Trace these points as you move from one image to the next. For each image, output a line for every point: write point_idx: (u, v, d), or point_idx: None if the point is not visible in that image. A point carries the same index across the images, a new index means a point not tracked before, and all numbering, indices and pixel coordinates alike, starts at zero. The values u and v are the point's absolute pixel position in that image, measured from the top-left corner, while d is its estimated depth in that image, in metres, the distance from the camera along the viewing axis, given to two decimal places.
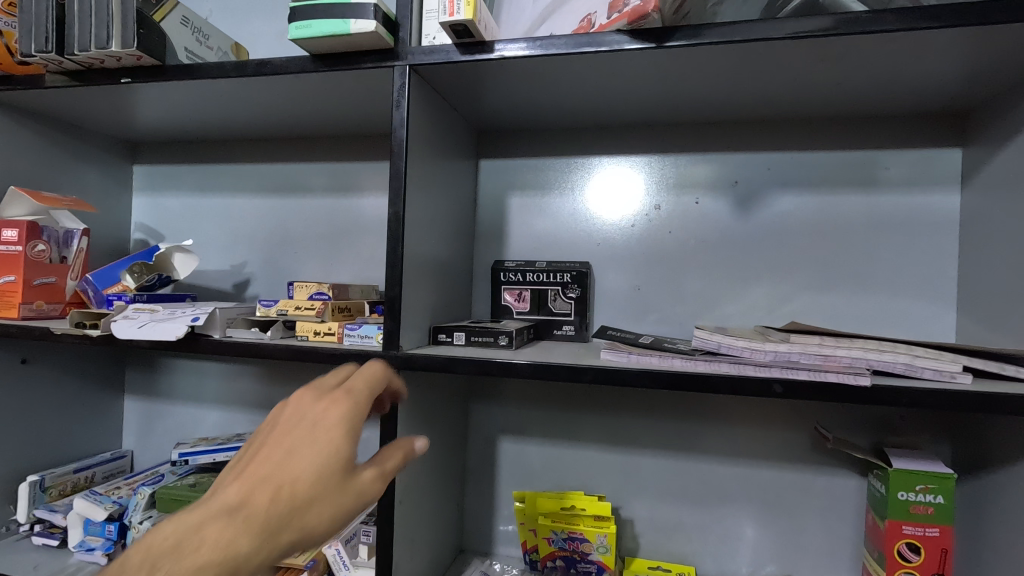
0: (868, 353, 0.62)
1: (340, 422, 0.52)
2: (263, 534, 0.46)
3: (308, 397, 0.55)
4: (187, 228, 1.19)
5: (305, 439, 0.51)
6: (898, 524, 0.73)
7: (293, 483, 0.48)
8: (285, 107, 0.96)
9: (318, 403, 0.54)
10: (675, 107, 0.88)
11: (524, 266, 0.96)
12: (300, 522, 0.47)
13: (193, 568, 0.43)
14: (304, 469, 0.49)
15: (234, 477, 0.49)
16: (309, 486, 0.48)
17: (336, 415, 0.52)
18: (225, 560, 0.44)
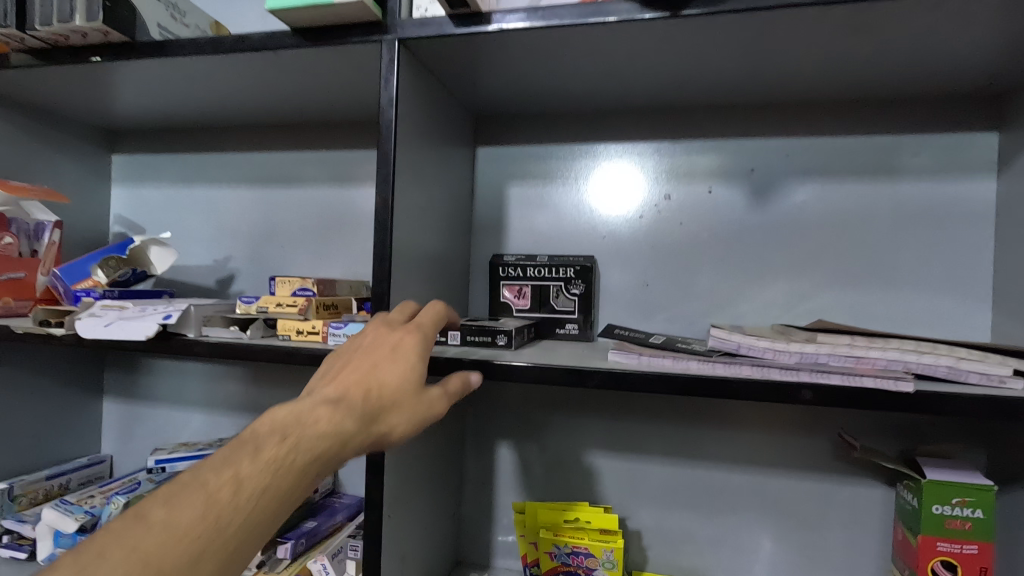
0: (905, 355, 0.57)
1: (417, 346, 0.56)
2: (359, 426, 0.49)
3: (382, 319, 0.60)
4: (168, 220, 1.13)
5: (389, 349, 0.55)
6: (933, 540, 0.67)
7: (385, 380, 0.52)
8: (269, 90, 0.90)
9: (393, 331, 0.57)
10: (686, 89, 0.82)
11: (524, 261, 0.90)
12: (386, 423, 0.51)
13: (312, 440, 0.46)
14: (390, 377, 0.52)
15: (329, 375, 0.52)
16: (396, 395, 0.52)
17: (413, 340, 0.56)
18: (335, 436, 0.47)
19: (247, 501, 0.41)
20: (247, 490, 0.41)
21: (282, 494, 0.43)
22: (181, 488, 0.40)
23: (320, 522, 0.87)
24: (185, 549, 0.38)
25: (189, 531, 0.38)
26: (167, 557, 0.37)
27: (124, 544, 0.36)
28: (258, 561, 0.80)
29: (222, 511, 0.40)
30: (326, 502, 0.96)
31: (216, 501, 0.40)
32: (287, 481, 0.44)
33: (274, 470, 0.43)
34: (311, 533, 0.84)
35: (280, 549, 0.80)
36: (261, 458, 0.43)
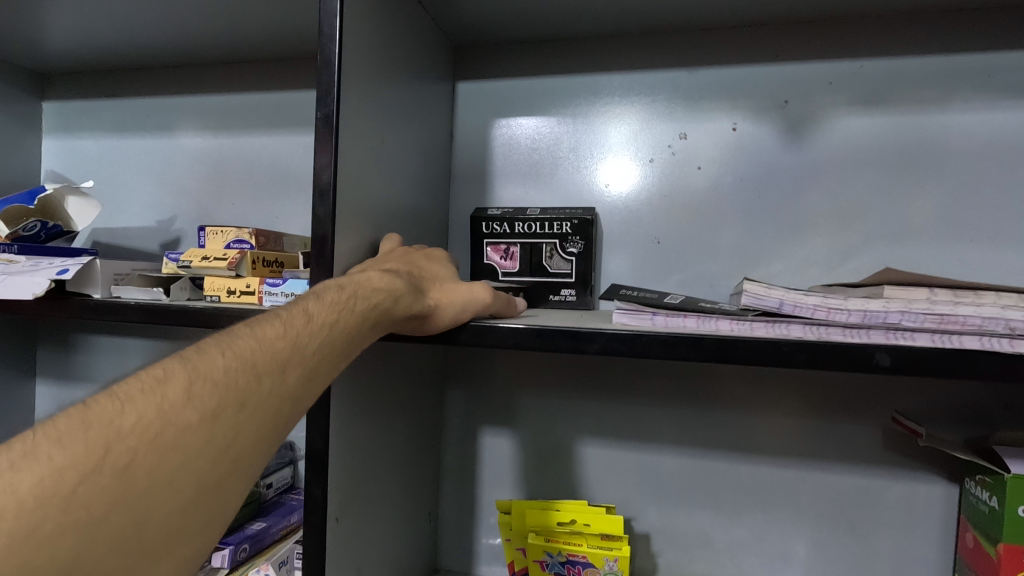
0: (1006, 310, 0.42)
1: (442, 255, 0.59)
2: (410, 290, 0.49)
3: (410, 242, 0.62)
4: (107, 176, 0.98)
5: (423, 255, 0.57)
6: (1018, 550, 0.53)
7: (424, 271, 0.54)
8: (207, 9, 0.75)
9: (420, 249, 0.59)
10: (707, 0, 0.67)
11: (511, 214, 0.74)
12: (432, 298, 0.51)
13: (371, 293, 0.45)
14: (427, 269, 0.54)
15: (371, 263, 0.53)
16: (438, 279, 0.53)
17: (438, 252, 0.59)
18: (392, 294, 0.47)
19: (321, 331, 0.40)
20: (320, 321, 0.40)
21: (350, 335, 0.43)
22: (263, 315, 0.39)
23: (269, 523, 0.73)
24: (273, 355, 0.36)
25: (274, 343, 0.37)
26: (259, 358, 0.35)
27: (220, 345, 0.35)
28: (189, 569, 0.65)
29: (301, 332, 0.39)
30: (282, 498, 0.82)
31: (294, 324, 0.39)
32: (355, 321, 0.43)
33: (340, 309, 0.42)
34: (256, 536, 0.70)
35: (216, 556, 0.66)
36: (329, 299, 0.43)
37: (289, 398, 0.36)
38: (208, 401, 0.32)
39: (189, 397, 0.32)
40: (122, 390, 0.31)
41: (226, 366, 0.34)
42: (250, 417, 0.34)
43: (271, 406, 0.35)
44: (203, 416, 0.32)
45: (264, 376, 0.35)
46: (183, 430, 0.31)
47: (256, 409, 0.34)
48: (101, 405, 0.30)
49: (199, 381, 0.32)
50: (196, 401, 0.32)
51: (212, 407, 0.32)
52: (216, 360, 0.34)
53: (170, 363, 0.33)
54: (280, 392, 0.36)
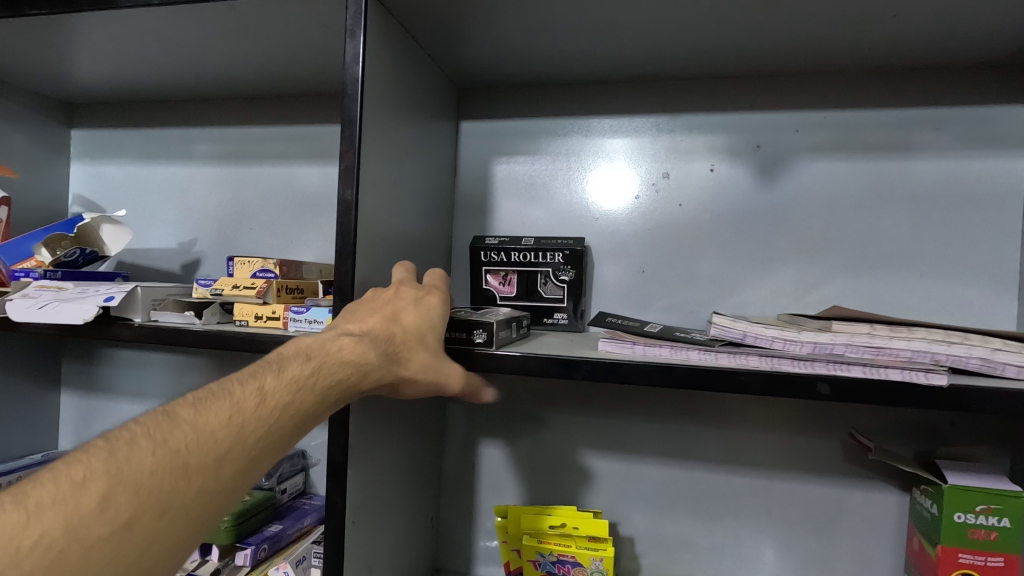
0: (933, 345, 0.50)
1: (435, 307, 0.57)
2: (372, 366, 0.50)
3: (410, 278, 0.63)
4: (132, 201, 1.05)
5: (413, 303, 0.57)
6: (953, 551, 0.61)
7: (405, 329, 0.54)
8: (234, 54, 0.82)
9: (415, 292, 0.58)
10: (687, 55, 0.75)
11: (507, 245, 0.81)
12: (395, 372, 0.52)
13: (329, 372, 0.47)
14: (405, 332, 0.54)
15: (354, 314, 0.54)
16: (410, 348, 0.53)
17: (434, 303, 0.58)
18: (353, 369, 0.49)
19: (267, 418, 0.41)
20: (267, 407, 0.42)
21: (299, 416, 0.44)
22: (213, 394, 0.41)
23: (285, 526, 0.80)
24: (207, 450, 0.37)
25: (212, 435, 0.38)
26: (191, 454, 0.37)
27: (153, 439, 0.36)
28: (214, 568, 0.72)
29: (244, 419, 0.40)
30: (295, 503, 0.89)
31: (240, 411, 0.40)
32: (307, 404, 0.45)
33: (293, 392, 0.44)
34: (274, 537, 0.77)
35: (239, 555, 0.73)
36: (284, 379, 0.44)
37: (220, 492, 0.37)
38: (127, 507, 0.33)
39: (105, 504, 0.33)
40: (40, 496, 0.32)
41: (151, 468, 0.35)
42: (172, 519, 0.35)
43: (198, 506, 0.36)
44: (120, 525, 0.33)
45: (193, 476, 0.36)
46: (93, 542, 0.32)
47: (179, 511, 0.35)
48: (15, 512, 0.31)
49: (120, 486, 0.34)
50: (111, 509, 0.33)
51: (130, 515, 0.33)
52: (144, 461, 0.35)
53: (96, 464, 0.34)
54: (210, 489, 0.37)
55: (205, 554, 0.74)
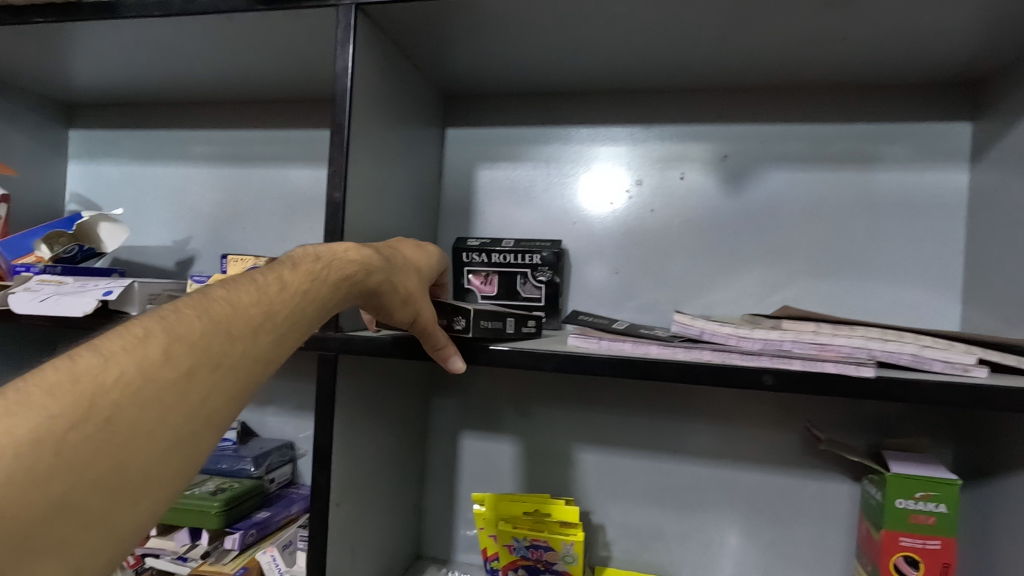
0: (870, 342, 0.54)
1: (426, 252, 0.66)
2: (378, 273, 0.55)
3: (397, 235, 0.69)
4: (127, 200, 1.08)
5: (403, 246, 0.63)
6: (895, 535, 0.66)
7: (401, 260, 0.60)
8: (230, 61, 0.86)
9: (407, 241, 0.66)
10: (659, 69, 0.79)
11: (489, 246, 0.85)
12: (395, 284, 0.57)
13: (342, 267, 0.51)
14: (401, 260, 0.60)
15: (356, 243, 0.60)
16: (406, 271, 0.60)
17: (426, 249, 0.66)
18: (364, 266, 0.53)
19: (291, 299, 0.44)
20: (291, 289, 0.45)
21: (317, 305, 0.47)
22: (237, 281, 0.42)
23: (273, 512, 0.84)
24: (248, 320, 0.39)
25: (248, 309, 0.40)
26: (232, 321, 0.38)
27: (196, 308, 0.37)
28: (203, 551, 0.76)
29: (274, 300, 0.42)
30: (283, 492, 0.93)
31: (269, 292, 0.43)
32: (326, 290, 0.48)
33: (312, 279, 0.47)
34: (262, 524, 0.80)
35: (228, 539, 0.77)
36: (302, 270, 0.47)
37: (262, 359, 0.40)
38: (187, 358, 0.34)
39: (169, 354, 0.34)
40: (103, 346, 0.32)
41: (202, 328, 0.36)
42: (227, 374, 0.36)
43: (245, 366, 0.38)
44: (184, 373, 0.34)
45: (240, 338, 0.38)
46: (165, 385, 0.33)
47: (230, 368, 0.37)
48: (87, 358, 0.31)
49: (179, 340, 0.35)
50: (175, 358, 0.34)
51: (191, 365, 0.34)
52: (194, 321, 0.36)
53: (148, 323, 0.35)
54: (252, 353, 0.39)
55: (196, 538, 0.78)
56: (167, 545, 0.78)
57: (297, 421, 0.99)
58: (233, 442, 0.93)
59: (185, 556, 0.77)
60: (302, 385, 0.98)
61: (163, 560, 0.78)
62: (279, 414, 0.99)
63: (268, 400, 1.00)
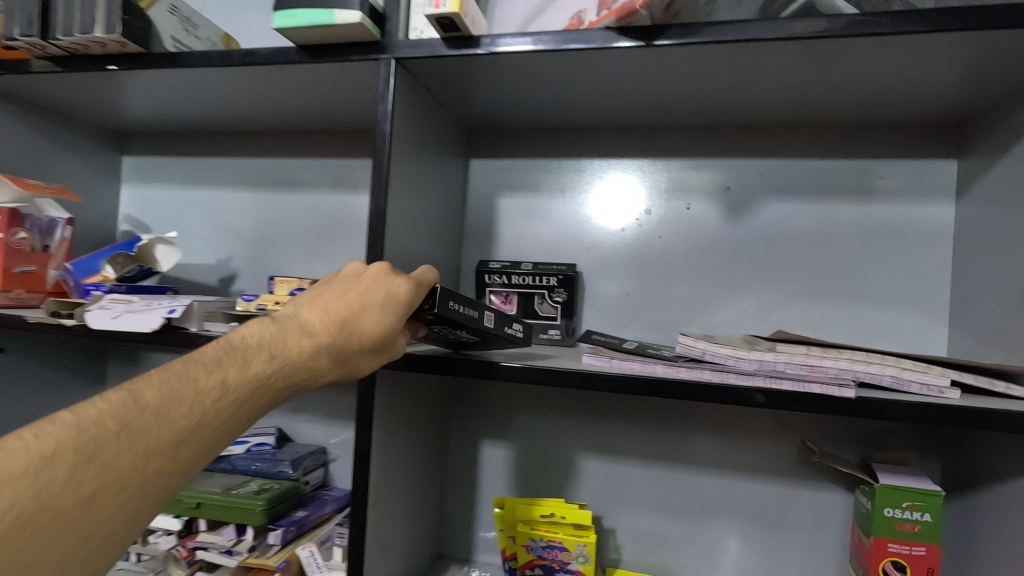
0: (855, 365, 0.61)
1: (409, 299, 0.59)
2: (335, 359, 0.55)
3: (383, 265, 0.61)
4: (174, 221, 1.18)
5: (382, 301, 0.58)
6: (883, 541, 0.71)
7: (373, 328, 0.57)
8: (275, 99, 0.94)
9: (394, 276, 0.60)
10: (667, 109, 0.86)
11: (509, 268, 0.93)
12: (354, 363, 0.57)
13: (293, 363, 0.52)
14: (374, 324, 0.57)
15: (330, 299, 0.57)
16: (376, 341, 0.58)
17: (407, 293, 0.59)
18: (313, 363, 0.54)
19: (226, 408, 0.47)
20: (229, 399, 0.47)
21: (255, 408, 0.49)
22: (179, 381, 0.45)
23: (309, 512, 0.92)
24: (167, 436, 0.42)
25: (174, 424, 0.43)
26: (151, 441, 0.41)
27: (118, 424, 0.40)
28: (250, 545, 0.84)
29: (207, 411, 0.45)
30: (316, 493, 1.00)
31: (205, 400, 0.45)
32: (265, 396, 0.50)
33: (257, 384, 0.49)
34: (300, 522, 0.88)
35: (271, 535, 0.84)
36: (250, 372, 0.49)
37: (175, 474, 0.43)
38: (89, 485, 0.38)
39: (71, 481, 0.37)
40: (8, 466, 0.36)
41: (111, 453, 0.39)
42: (129, 496, 0.40)
43: (154, 485, 0.42)
44: (81, 499, 0.38)
45: (155, 456, 0.41)
46: (57, 513, 0.37)
47: (136, 489, 0.40)
48: None
49: (85, 464, 0.38)
50: (74, 485, 0.37)
51: (90, 491, 0.38)
52: (106, 442, 0.39)
53: (61, 440, 0.38)
54: (166, 471, 0.42)
55: (241, 534, 0.86)
56: (216, 540, 0.85)
57: (328, 428, 1.06)
58: (271, 445, 1.02)
59: (232, 550, 0.84)
60: (333, 394, 1.06)
61: (212, 553, 0.85)
62: (312, 421, 1.07)
63: (301, 407, 1.07)
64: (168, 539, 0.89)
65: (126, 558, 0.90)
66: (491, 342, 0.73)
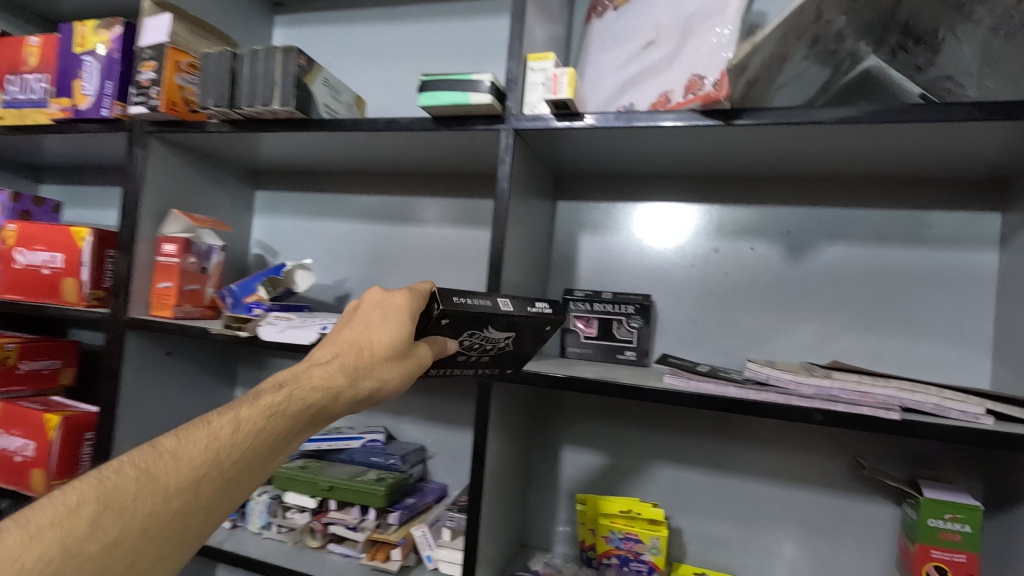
0: (902, 393, 0.72)
1: (404, 308, 0.66)
2: (348, 380, 0.63)
3: (379, 290, 0.70)
4: (298, 247, 1.38)
5: (380, 317, 0.66)
6: (927, 548, 0.82)
7: (375, 344, 0.64)
8: (397, 151, 1.13)
9: (389, 294, 0.69)
10: (735, 165, 1.00)
11: (592, 297, 1.08)
12: (369, 379, 0.64)
13: (305, 392, 0.60)
14: (379, 338, 0.65)
15: (338, 335, 0.67)
16: (384, 353, 0.64)
17: (402, 302, 0.67)
18: (327, 389, 0.61)
19: (240, 441, 0.54)
20: (243, 432, 0.55)
21: (273, 436, 0.57)
22: (194, 429, 0.53)
23: (417, 499, 1.09)
24: (184, 476, 0.50)
25: (190, 463, 0.51)
26: (169, 482, 0.49)
27: (138, 471, 0.48)
28: (374, 523, 1.01)
29: (219, 446, 0.53)
30: (417, 485, 1.17)
31: (218, 438, 0.53)
32: (281, 423, 0.58)
33: (270, 414, 0.57)
34: (411, 507, 1.05)
35: (390, 515, 1.01)
36: (262, 406, 0.57)
37: (193, 509, 0.50)
38: (113, 529, 0.45)
39: (96, 526, 0.44)
40: (42, 520, 0.42)
41: (131, 496, 0.46)
42: (149, 534, 0.47)
43: (173, 522, 0.49)
44: (107, 542, 0.44)
45: (173, 495, 0.49)
46: (84, 559, 0.43)
47: (155, 527, 0.47)
48: (18, 534, 0.41)
49: (106, 512, 0.45)
50: (98, 531, 0.44)
51: (113, 535, 0.45)
52: (125, 491, 0.46)
53: (87, 492, 0.45)
54: (184, 508, 0.49)
55: (365, 514, 1.03)
56: (345, 517, 1.03)
57: (427, 429, 1.23)
58: (382, 441, 1.19)
59: (358, 526, 1.02)
60: (432, 400, 1.23)
61: (342, 527, 1.03)
62: (413, 423, 1.24)
63: (404, 411, 1.24)
64: (303, 515, 1.07)
65: (269, 529, 1.09)
66: (532, 333, 0.75)
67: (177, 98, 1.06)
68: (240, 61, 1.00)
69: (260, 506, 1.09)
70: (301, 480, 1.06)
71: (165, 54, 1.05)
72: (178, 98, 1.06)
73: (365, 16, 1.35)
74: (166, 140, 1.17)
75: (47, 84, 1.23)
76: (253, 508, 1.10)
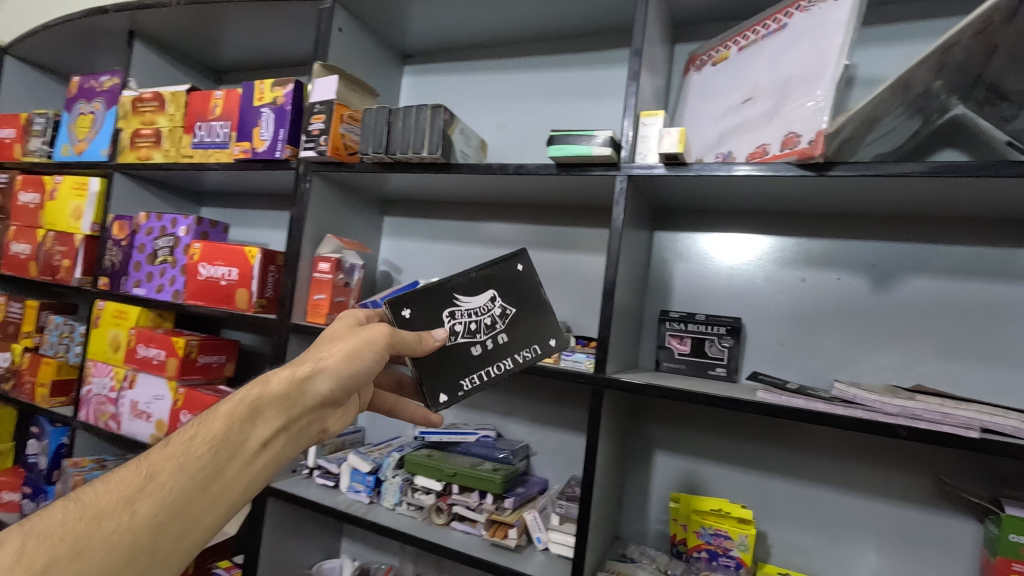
0: (983, 416, 0.80)
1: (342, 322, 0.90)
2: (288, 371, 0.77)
3: None
4: (420, 265, 1.60)
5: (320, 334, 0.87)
6: (1008, 561, 0.89)
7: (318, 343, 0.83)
8: (514, 187, 1.31)
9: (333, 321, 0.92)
10: (824, 204, 1.10)
11: (686, 317, 1.21)
12: (311, 364, 0.78)
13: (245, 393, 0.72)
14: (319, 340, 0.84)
15: None
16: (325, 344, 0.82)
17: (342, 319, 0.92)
18: (273, 377, 0.75)
19: (176, 448, 0.63)
20: (178, 442, 0.63)
21: (214, 434, 0.66)
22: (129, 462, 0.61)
23: (526, 489, 1.26)
24: (115, 493, 0.56)
25: (122, 479, 0.58)
26: (100, 503, 0.56)
27: (69, 506, 0.55)
28: (492, 505, 1.19)
29: (152, 464, 0.61)
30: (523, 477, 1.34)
31: (149, 458, 0.61)
32: (223, 420, 0.67)
33: (205, 420, 0.67)
34: (522, 495, 1.22)
35: (507, 499, 1.19)
36: (198, 419, 0.68)
37: (135, 519, 0.56)
38: (49, 549, 0.51)
39: (29, 552, 0.50)
40: None
41: (61, 520, 0.53)
42: (88, 548, 0.53)
43: (113, 533, 0.54)
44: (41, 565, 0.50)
45: (106, 513, 0.55)
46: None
47: (93, 540, 0.53)
48: None
49: (40, 539, 0.51)
50: (30, 555, 0.50)
51: (47, 557, 0.50)
52: (56, 520, 0.53)
53: (17, 531, 0.51)
54: (125, 518, 0.56)
55: (483, 497, 1.21)
56: (467, 499, 1.21)
57: (532, 429, 1.39)
58: (493, 437, 1.37)
59: (478, 508, 1.19)
60: (536, 404, 1.39)
61: (465, 508, 1.21)
62: (519, 423, 1.41)
63: (511, 412, 1.42)
64: (430, 496, 1.25)
65: (401, 506, 1.29)
66: (505, 289, 0.96)
67: (339, 144, 1.30)
68: (394, 116, 1.21)
69: (394, 486, 1.29)
70: (429, 466, 1.25)
71: (332, 109, 1.29)
72: (340, 143, 1.30)
73: (486, 66, 1.55)
74: (324, 176, 1.41)
75: (230, 130, 1.51)
76: (387, 487, 1.30)
